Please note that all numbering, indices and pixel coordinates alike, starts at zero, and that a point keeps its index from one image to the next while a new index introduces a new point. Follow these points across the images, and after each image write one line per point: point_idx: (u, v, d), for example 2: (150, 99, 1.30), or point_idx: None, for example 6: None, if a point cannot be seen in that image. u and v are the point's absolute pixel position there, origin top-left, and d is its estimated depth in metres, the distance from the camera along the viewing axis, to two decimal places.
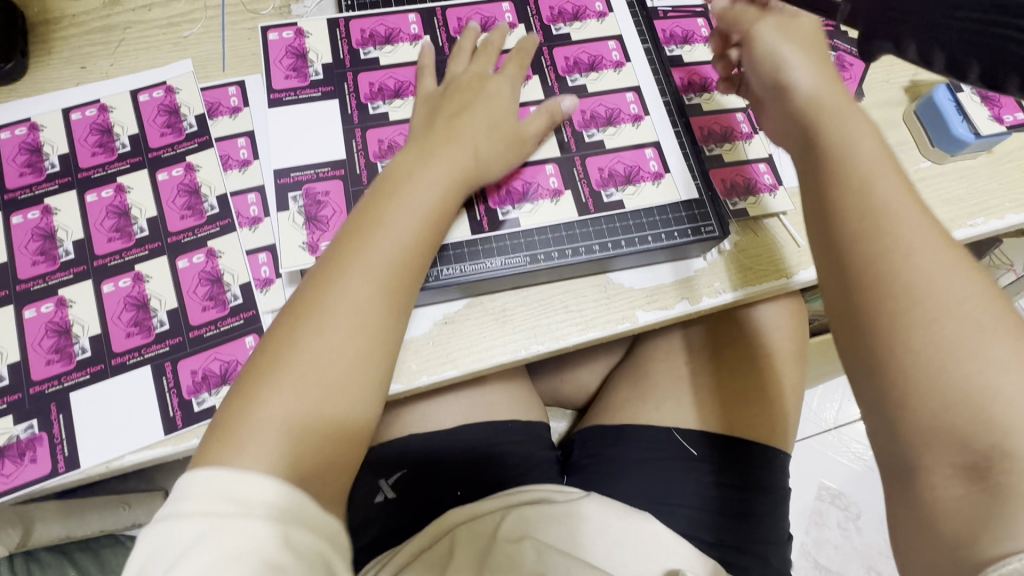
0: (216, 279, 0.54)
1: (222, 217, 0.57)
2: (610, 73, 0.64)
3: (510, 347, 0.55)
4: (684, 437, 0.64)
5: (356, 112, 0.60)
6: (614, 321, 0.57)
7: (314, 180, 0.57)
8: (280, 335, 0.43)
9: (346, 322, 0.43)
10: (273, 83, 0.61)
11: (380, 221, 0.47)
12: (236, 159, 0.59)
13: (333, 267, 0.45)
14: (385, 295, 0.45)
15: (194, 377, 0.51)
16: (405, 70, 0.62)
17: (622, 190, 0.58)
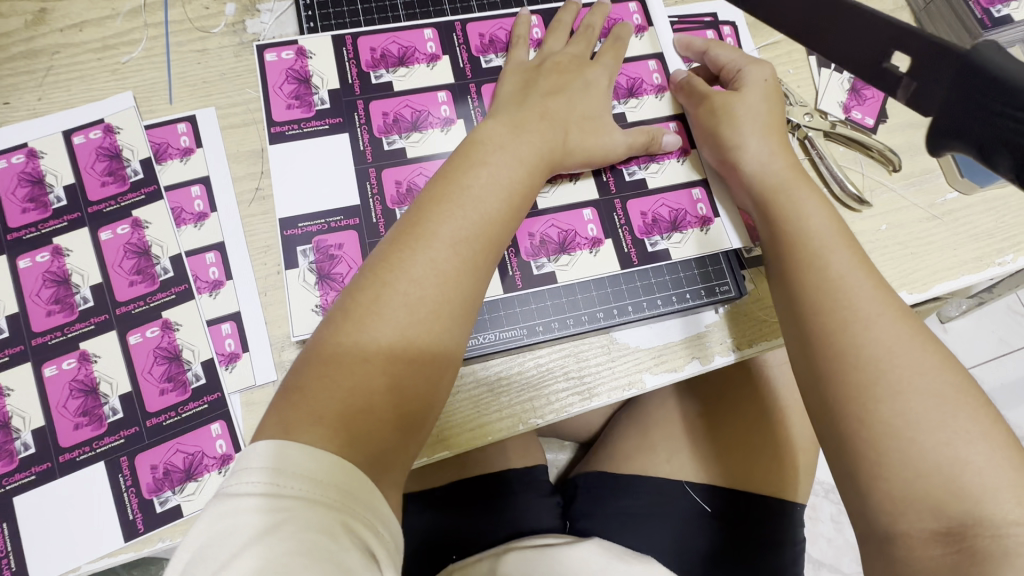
0: (173, 356, 0.48)
1: (177, 283, 0.50)
2: (651, 98, 0.57)
3: (506, 421, 0.50)
4: (694, 490, 0.61)
5: (370, 149, 0.51)
6: (620, 388, 0.52)
7: (325, 232, 0.49)
8: (336, 341, 0.38)
9: (381, 350, 0.38)
10: (272, 113, 0.51)
11: (441, 222, 0.42)
12: (190, 213, 0.52)
13: (392, 270, 0.40)
14: (440, 306, 0.41)
15: (155, 474, 0.46)
16: (423, 96, 0.53)
17: (667, 238, 0.54)
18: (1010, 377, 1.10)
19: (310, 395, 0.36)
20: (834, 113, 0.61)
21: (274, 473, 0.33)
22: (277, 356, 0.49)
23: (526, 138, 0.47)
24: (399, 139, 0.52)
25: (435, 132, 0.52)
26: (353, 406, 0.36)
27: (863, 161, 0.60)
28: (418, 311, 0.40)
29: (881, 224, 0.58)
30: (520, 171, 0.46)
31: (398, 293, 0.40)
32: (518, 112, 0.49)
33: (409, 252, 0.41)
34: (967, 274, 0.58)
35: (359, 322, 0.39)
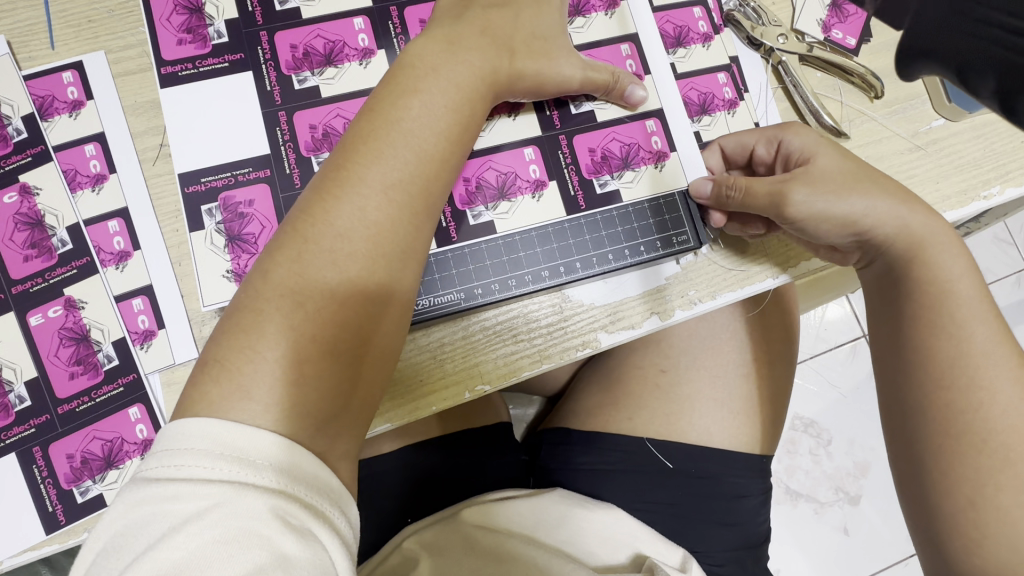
0: (81, 337, 0.44)
1: (78, 255, 0.45)
2: (601, 17, 0.50)
3: (454, 390, 0.47)
4: (658, 447, 0.59)
5: (280, 90, 0.44)
6: (572, 348, 0.48)
7: (232, 186, 0.43)
8: (252, 307, 0.32)
9: (301, 315, 0.32)
10: (162, 50, 0.44)
11: (369, 164, 0.35)
12: (86, 175, 0.46)
13: (315, 223, 0.34)
14: (374, 261, 0.35)
15: (72, 463, 0.43)
16: (336, 24, 0.46)
17: (618, 178, 0.48)
18: None
19: (228, 369, 0.31)
20: (811, 33, 0.55)
21: (199, 453, 0.28)
22: (197, 332, 0.45)
23: (462, 60, 0.40)
24: (311, 76, 0.45)
25: (353, 66, 0.45)
26: (276, 382, 0.31)
27: (842, 86, 0.54)
28: (347, 268, 0.34)
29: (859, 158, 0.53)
30: (456, 100, 0.39)
31: (323, 249, 0.33)
32: (453, 27, 0.41)
33: (333, 202, 0.34)
34: (949, 210, 0.53)
35: (277, 286, 0.33)
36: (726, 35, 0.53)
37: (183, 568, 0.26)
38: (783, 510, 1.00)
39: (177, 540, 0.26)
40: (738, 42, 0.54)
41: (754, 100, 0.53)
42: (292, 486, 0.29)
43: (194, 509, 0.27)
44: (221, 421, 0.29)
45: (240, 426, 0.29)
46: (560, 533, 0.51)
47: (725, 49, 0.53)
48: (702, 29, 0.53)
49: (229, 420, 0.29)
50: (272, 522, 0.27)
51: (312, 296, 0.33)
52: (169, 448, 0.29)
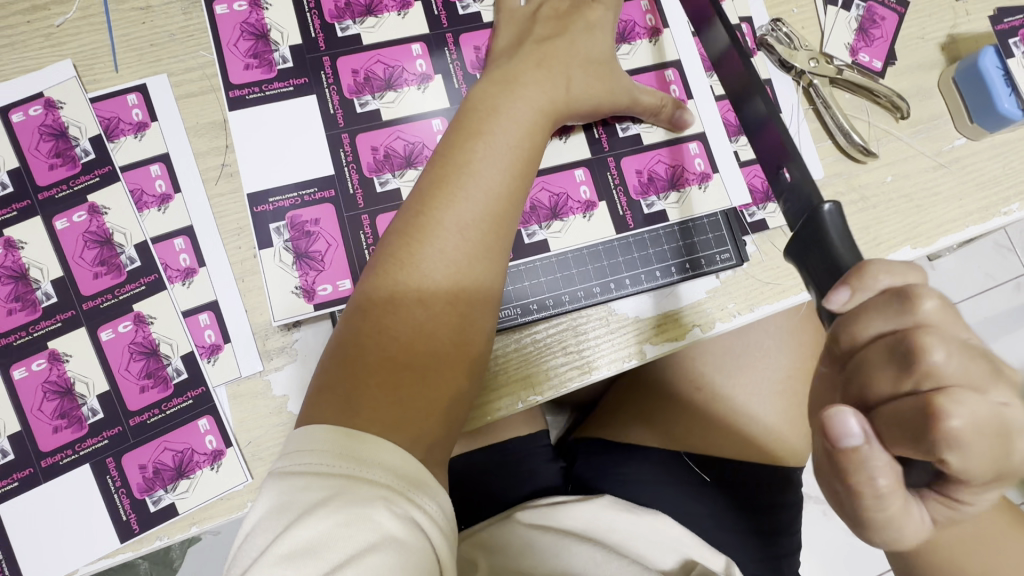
0: (151, 351, 0.46)
1: (146, 272, 0.47)
2: (645, 44, 0.52)
3: (510, 402, 0.49)
4: (698, 461, 0.61)
5: (344, 113, 0.46)
6: (621, 359, 0.50)
7: (299, 206, 0.44)
8: (354, 342, 0.36)
9: (396, 350, 0.36)
10: (230, 75, 0.45)
11: (447, 208, 0.38)
12: (151, 195, 0.48)
13: (403, 266, 0.37)
14: (457, 295, 0.38)
15: (145, 474, 0.44)
16: (395, 49, 0.47)
17: (665, 199, 0.50)
18: (996, 312, 1.11)
19: (336, 397, 0.34)
20: (838, 57, 0.57)
21: (320, 452, 0.32)
22: (263, 346, 0.47)
23: (522, 96, 0.42)
24: (373, 100, 0.46)
25: (412, 90, 0.47)
26: (380, 407, 0.34)
27: (869, 108, 0.57)
28: (435, 305, 0.37)
29: (887, 176, 0.56)
30: (519, 135, 0.41)
31: (412, 287, 0.37)
32: (507, 65, 0.44)
33: (417, 246, 0.37)
34: (972, 226, 0.56)
35: (373, 326, 0.36)
36: (760, 59, 0.55)
37: (311, 547, 0.29)
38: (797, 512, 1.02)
39: (304, 523, 0.29)
40: (771, 65, 0.57)
41: (787, 122, 0.56)
42: (398, 483, 0.31)
43: (315, 497, 0.30)
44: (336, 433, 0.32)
45: (355, 436, 0.32)
46: (603, 531, 0.54)
47: (759, 72, 0.55)
48: None
49: (342, 434, 0.32)
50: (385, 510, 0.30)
51: (406, 331, 0.36)
52: (293, 449, 0.32)
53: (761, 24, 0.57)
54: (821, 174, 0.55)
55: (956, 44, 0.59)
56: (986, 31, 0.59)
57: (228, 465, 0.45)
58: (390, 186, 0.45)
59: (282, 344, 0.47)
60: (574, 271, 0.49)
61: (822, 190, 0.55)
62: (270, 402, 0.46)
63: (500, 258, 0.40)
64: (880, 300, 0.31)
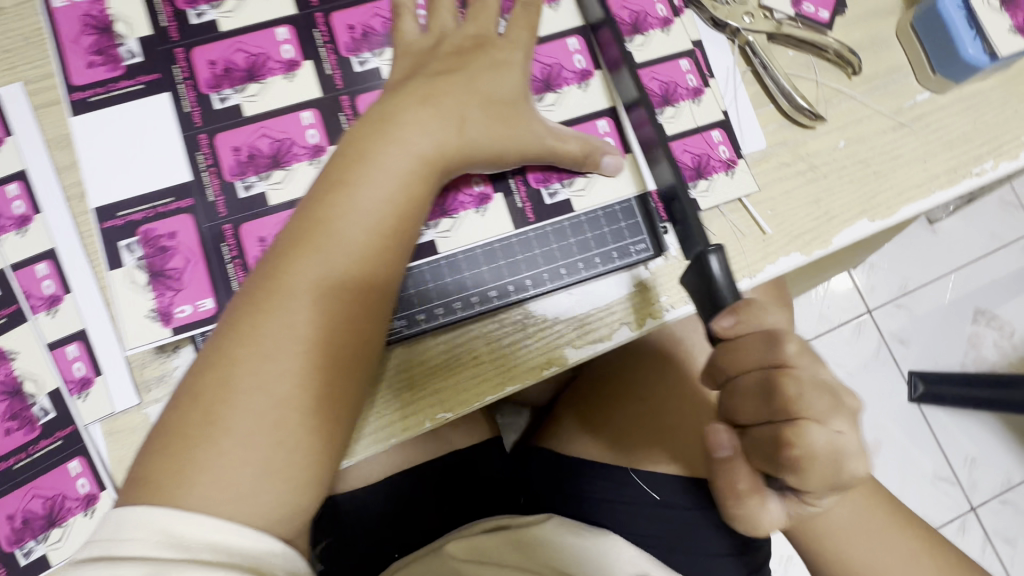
0: (15, 390, 0.42)
1: (6, 303, 0.43)
2: (546, 12, 0.46)
3: (412, 423, 0.44)
4: (645, 477, 0.55)
5: (200, 112, 0.41)
6: (535, 368, 0.45)
7: (152, 219, 0.39)
8: (191, 415, 0.34)
9: (227, 432, 0.33)
10: (71, 76, 0.41)
11: (296, 279, 0.35)
12: (9, 218, 0.44)
13: (242, 344, 0.34)
14: (307, 376, 0.35)
15: (13, 524, 0.40)
16: (258, 35, 0.42)
17: (568, 186, 0.45)
18: (1006, 273, 1.03)
19: (169, 477, 0.32)
20: (779, 8, 0.51)
21: (144, 540, 0.31)
22: (137, 376, 0.43)
23: (398, 144, 0.37)
24: (233, 94, 0.41)
25: (278, 80, 0.41)
26: (215, 496, 0.32)
27: (817, 64, 0.50)
28: (276, 384, 0.34)
29: (839, 140, 0.49)
30: (390, 193, 0.37)
31: (258, 364, 0.34)
32: (390, 104, 0.39)
33: (260, 318, 0.35)
34: (940, 191, 0.50)
35: (203, 407, 0.34)
36: (687, 18, 0.49)
37: None
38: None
39: None
40: (701, 24, 0.50)
41: (721, 87, 0.49)
42: (224, 556, 0.32)
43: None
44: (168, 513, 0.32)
45: (182, 519, 0.32)
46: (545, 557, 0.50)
47: (688, 32, 0.49)
48: (660, 13, 0.49)
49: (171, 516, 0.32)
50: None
51: (250, 410, 0.34)
52: (111, 538, 0.31)
53: None
54: (763, 144, 0.49)
55: None
56: None
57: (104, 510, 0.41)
58: (256, 189, 0.40)
59: (160, 372, 0.43)
60: (466, 276, 0.44)
61: (764, 162, 0.49)
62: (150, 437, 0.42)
63: (360, 333, 0.36)
64: (756, 337, 0.33)
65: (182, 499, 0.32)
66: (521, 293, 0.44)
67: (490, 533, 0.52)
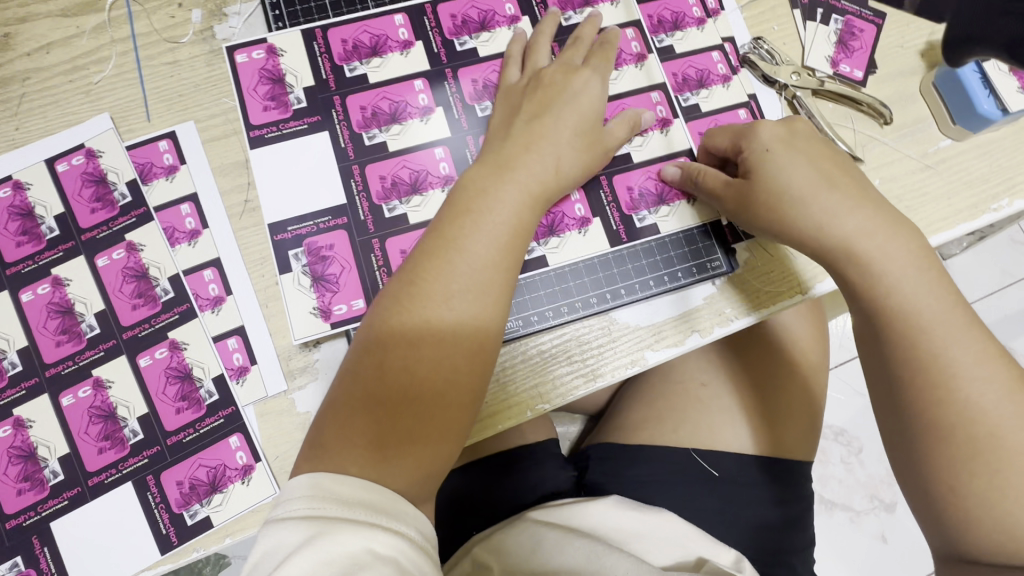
0: (185, 374, 0.50)
1: (179, 302, 0.51)
2: (631, 69, 0.57)
3: (517, 410, 0.51)
4: (702, 456, 0.63)
5: (354, 148, 0.50)
6: (622, 366, 0.52)
7: (314, 233, 0.49)
8: (352, 395, 0.41)
9: (381, 406, 0.41)
10: (249, 117, 0.50)
11: (433, 281, 0.43)
12: (183, 231, 0.52)
13: (392, 333, 0.42)
14: (440, 364, 0.42)
15: (181, 489, 0.48)
16: (399, 86, 0.52)
17: (653, 212, 0.54)
18: (1021, 307, 1.10)
19: (340, 443, 0.40)
20: (819, 70, 0.60)
21: (309, 495, 0.37)
22: (286, 365, 0.50)
23: (512, 180, 0.46)
24: (380, 133, 0.51)
25: (415, 122, 0.51)
26: (370, 460, 0.40)
27: (853, 116, 0.59)
28: (416, 368, 0.42)
29: (874, 179, 0.58)
30: (507, 218, 0.45)
31: (403, 352, 0.42)
32: (502, 148, 0.48)
33: (405, 313, 0.42)
34: (962, 224, 0.58)
35: (361, 385, 0.41)
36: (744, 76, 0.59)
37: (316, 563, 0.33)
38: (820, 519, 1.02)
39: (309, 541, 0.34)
40: (755, 80, 0.60)
41: None
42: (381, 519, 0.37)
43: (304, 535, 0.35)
44: (333, 477, 0.38)
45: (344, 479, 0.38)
46: (607, 533, 0.56)
47: (744, 87, 0.58)
48: (721, 71, 0.58)
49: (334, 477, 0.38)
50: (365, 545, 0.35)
51: (397, 389, 0.41)
52: (286, 495, 0.38)
53: (743, 43, 0.60)
54: None
55: (936, 50, 0.61)
56: None
57: (258, 479, 0.48)
58: (398, 212, 0.50)
59: (304, 363, 0.51)
60: (572, 286, 0.52)
61: None
62: (295, 418, 0.50)
63: (480, 327, 0.43)
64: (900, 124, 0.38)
65: (344, 462, 0.39)
66: (616, 300, 0.52)
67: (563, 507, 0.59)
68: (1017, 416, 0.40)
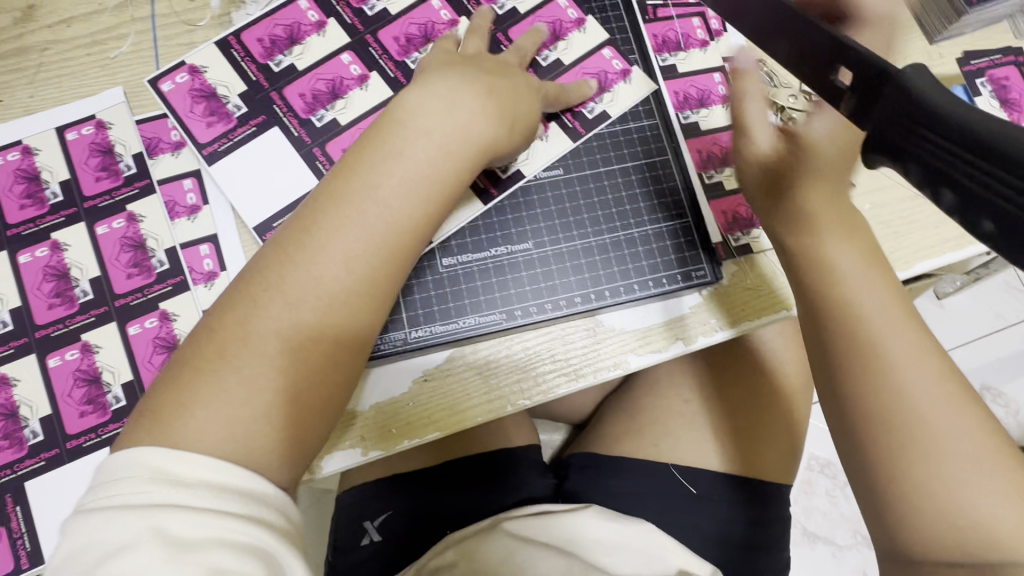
0: (173, 345, 0.50)
1: (173, 274, 0.52)
2: (621, 86, 0.58)
3: (494, 402, 0.51)
4: (682, 472, 0.64)
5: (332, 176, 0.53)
6: (605, 368, 0.53)
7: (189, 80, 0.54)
8: (222, 354, 0.37)
9: (250, 366, 0.37)
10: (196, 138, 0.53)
11: (329, 237, 0.39)
12: (183, 206, 0.53)
13: (278, 289, 0.38)
14: (324, 325, 0.39)
15: None
16: (330, 64, 0.55)
17: (602, 101, 0.57)
18: (1010, 351, 1.10)
19: (179, 421, 0.35)
20: None
21: (136, 478, 0.33)
22: None
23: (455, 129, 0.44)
24: (327, 112, 0.54)
25: (355, 92, 0.54)
26: (273, 439, 0.37)
27: None
28: (297, 329, 0.38)
29: (864, 205, 0.59)
30: (434, 172, 0.43)
31: (288, 325, 0.38)
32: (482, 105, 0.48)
33: (288, 271, 0.39)
34: (949, 253, 0.59)
35: (247, 339, 0.37)
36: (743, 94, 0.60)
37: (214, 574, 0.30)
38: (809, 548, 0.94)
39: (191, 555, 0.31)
40: None
41: None
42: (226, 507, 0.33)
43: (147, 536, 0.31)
44: (127, 457, 0.34)
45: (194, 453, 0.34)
46: (583, 543, 0.56)
47: None
48: (722, 91, 0.60)
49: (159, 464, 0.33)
50: (223, 535, 0.32)
51: (258, 352, 0.37)
52: (107, 482, 0.33)
53: None
54: None
55: None
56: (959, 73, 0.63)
57: None
58: None
59: None
60: (557, 287, 0.53)
61: None
62: None
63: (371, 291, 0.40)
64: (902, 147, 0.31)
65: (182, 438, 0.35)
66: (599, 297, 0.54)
67: (538, 515, 0.59)
68: (942, 404, 0.36)
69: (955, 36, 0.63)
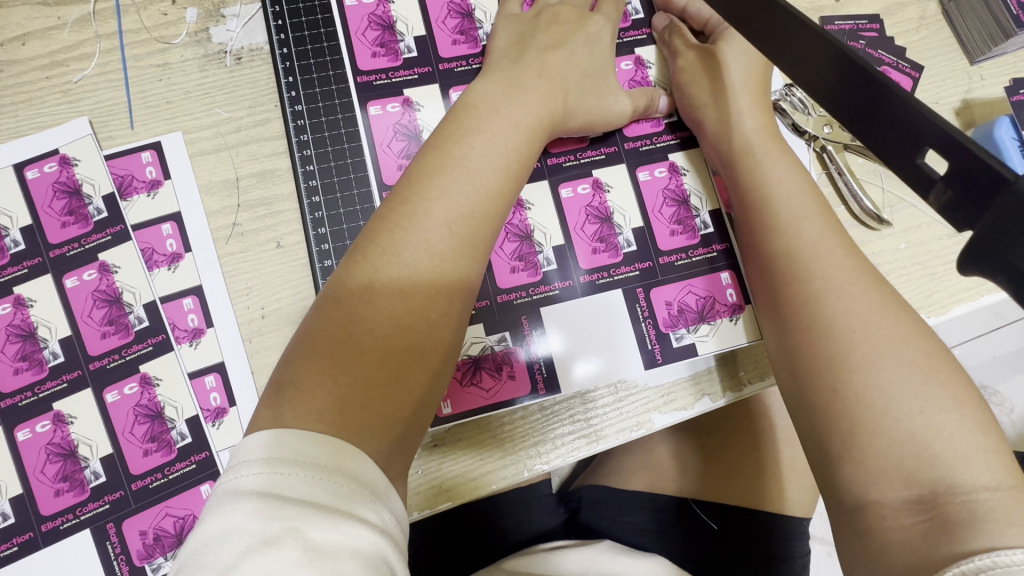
0: (155, 414, 0.45)
1: (153, 333, 0.47)
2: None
3: (510, 468, 0.48)
4: (702, 507, 0.61)
5: (330, 223, 0.49)
6: (628, 429, 0.49)
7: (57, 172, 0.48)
8: (328, 325, 0.35)
9: (364, 329, 0.35)
10: (47, 235, 0.48)
11: (434, 197, 0.38)
12: (162, 254, 0.48)
13: (383, 253, 0.37)
14: (437, 291, 0.37)
15: (145, 540, 0.44)
16: (377, 125, 0.51)
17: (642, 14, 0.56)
18: None
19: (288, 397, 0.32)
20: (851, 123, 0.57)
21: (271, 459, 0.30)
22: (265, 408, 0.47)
23: (521, 106, 0.43)
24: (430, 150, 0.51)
25: (420, 116, 0.51)
26: (383, 413, 0.34)
27: (883, 173, 0.56)
28: (412, 296, 0.36)
29: (900, 243, 0.55)
30: (516, 138, 0.42)
31: (391, 294, 0.36)
32: (513, 69, 0.46)
33: (400, 234, 0.37)
34: (987, 294, 0.55)
35: (363, 301, 0.36)
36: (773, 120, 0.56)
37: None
38: (816, 561, 0.92)
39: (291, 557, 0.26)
40: (784, 128, 0.57)
41: None
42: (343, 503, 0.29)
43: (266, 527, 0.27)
44: (269, 434, 0.31)
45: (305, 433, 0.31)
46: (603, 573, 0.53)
47: None
48: None
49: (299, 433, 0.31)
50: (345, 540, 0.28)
51: (376, 320, 0.35)
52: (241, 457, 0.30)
53: (776, 88, 0.57)
54: None
55: (971, 110, 0.58)
56: (1002, 98, 0.59)
57: None
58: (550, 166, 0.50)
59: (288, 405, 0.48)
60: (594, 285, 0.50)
61: None
62: None
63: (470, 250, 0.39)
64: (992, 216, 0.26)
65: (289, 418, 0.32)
66: (647, 285, 0.50)
67: (550, 551, 0.56)
68: (932, 393, 0.34)
69: (998, 56, 0.59)
